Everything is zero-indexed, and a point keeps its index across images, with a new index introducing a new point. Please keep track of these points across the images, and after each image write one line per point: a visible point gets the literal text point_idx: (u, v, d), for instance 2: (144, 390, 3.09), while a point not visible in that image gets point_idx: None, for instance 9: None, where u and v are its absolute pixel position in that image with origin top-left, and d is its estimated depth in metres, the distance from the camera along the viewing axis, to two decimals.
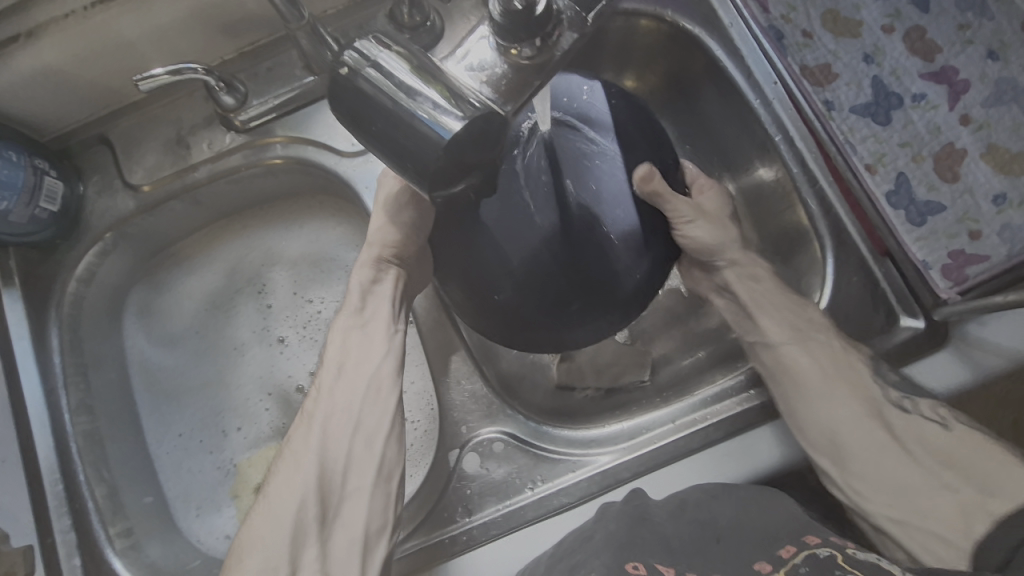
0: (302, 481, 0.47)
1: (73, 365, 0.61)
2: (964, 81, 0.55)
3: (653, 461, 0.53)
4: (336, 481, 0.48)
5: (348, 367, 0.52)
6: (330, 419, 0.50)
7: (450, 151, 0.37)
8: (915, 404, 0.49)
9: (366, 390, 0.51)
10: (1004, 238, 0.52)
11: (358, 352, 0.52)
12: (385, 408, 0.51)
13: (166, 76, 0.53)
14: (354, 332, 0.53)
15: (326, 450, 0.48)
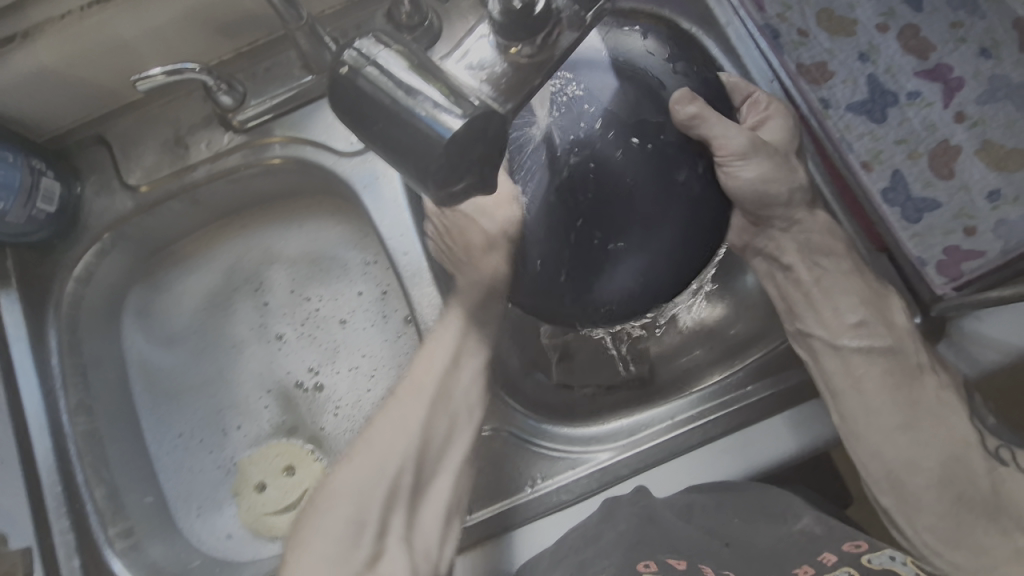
0: (406, 446, 0.48)
1: (72, 366, 0.61)
2: (959, 78, 0.56)
3: (652, 458, 0.53)
4: (434, 455, 0.49)
5: (466, 353, 0.52)
6: (442, 399, 0.50)
7: (450, 149, 0.37)
8: (1013, 455, 0.46)
9: (469, 379, 0.51)
10: (999, 234, 0.52)
11: (474, 340, 0.52)
12: (482, 398, 0.52)
13: (164, 76, 0.53)
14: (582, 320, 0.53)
15: (431, 424, 0.49)
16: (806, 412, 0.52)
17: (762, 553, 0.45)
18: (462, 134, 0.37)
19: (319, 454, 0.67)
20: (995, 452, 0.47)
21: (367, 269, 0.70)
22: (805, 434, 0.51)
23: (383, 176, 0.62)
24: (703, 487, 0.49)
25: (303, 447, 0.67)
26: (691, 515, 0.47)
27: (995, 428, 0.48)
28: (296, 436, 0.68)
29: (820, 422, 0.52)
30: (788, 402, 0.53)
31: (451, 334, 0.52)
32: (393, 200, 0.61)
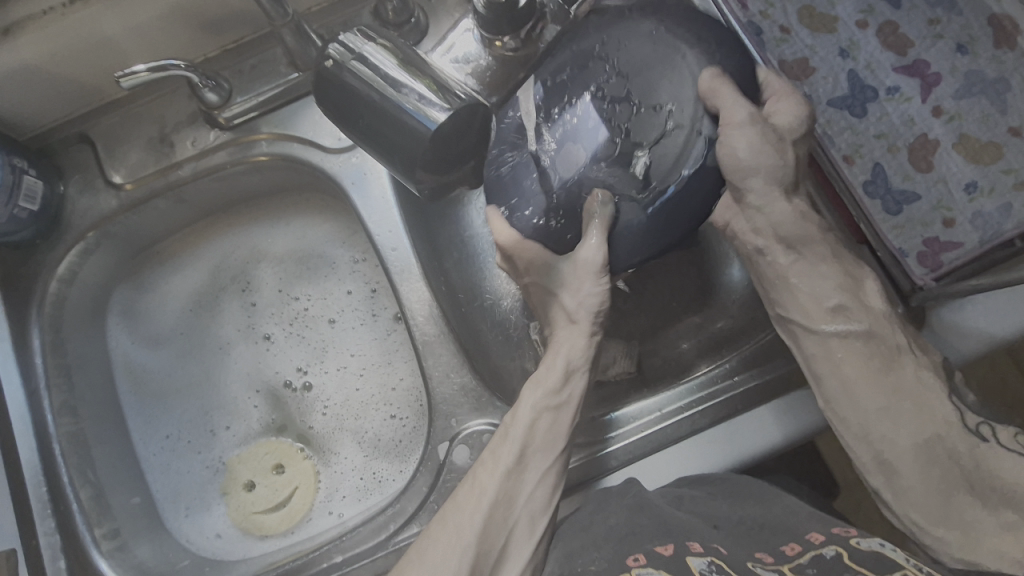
0: (458, 558, 0.43)
1: (55, 367, 0.60)
2: (936, 74, 0.57)
3: (641, 450, 0.54)
4: (485, 574, 0.44)
5: (534, 454, 0.48)
6: (498, 505, 0.46)
7: (435, 142, 0.38)
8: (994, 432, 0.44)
9: (538, 482, 0.47)
10: (976, 225, 0.53)
11: (546, 439, 0.49)
12: (548, 505, 0.48)
13: (148, 73, 0.53)
14: None
15: (486, 535, 0.44)
16: (791, 402, 0.52)
17: (750, 534, 0.43)
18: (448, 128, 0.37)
19: (309, 452, 0.66)
20: (974, 429, 0.44)
21: (355, 267, 0.70)
22: (789, 423, 0.52)
23: (371, 173, 0.62)
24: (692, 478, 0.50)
25: (292, 445, 0.67)
26: (682, 501, 0.47)
27: (976, 404, 0.45)
28: (285, 435, 0.67)
29: (805, 412, 0.52)
30: (772, 393, 0.54)
31: (522, 431, 0.48)
32: (382, 196, 0.61)
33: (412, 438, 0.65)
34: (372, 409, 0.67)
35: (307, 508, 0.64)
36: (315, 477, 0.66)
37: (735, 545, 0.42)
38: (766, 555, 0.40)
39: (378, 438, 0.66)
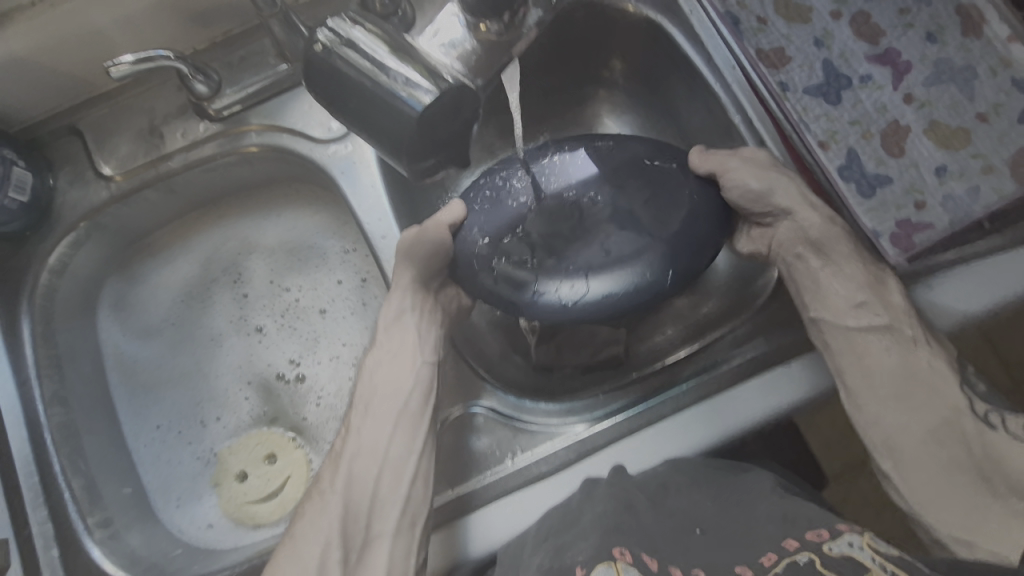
0: (326, 523, 0.49)
1: (46, 358, 0.60)
2: (907, 62, 0.59)
3: (630, 428, 0.55)
4: (361, 524, 0.50)
5: (379, 403, 0.55)
6: (357, 459, 0.53)
7: (420, 123, 0.38)
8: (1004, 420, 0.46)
9: (396, 432, 0.53)
10: (946, 208, 0.55)
11: (390, 388, 0.56)
12: (413, 448, 0.53)
13: (133, 64, 0.53)
14: (385, 364, 0.57)
15: (354, 488, 0.51)
16: (775, 378, 0.54)
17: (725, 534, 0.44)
18: (431, 109, 0.38)
19: (301, 442, 0.67)
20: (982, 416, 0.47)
21: (346, 257, 0.71)
22: (774, 399, 0.53)
23: (360, 162, 0.63)
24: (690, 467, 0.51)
25: (284, 435, 0.67)
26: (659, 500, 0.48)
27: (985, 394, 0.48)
28: (277, 424, 0.68)
29: (788, 389, 0.53)
30: (757, 370, 0.55)
31: (367, 390, 0.56)
32: (371, 184, 0.62)
33: None
34: None
35: (299, 496, 0.64)
36: (308, 467, 0.65)
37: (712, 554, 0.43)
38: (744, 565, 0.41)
39: None
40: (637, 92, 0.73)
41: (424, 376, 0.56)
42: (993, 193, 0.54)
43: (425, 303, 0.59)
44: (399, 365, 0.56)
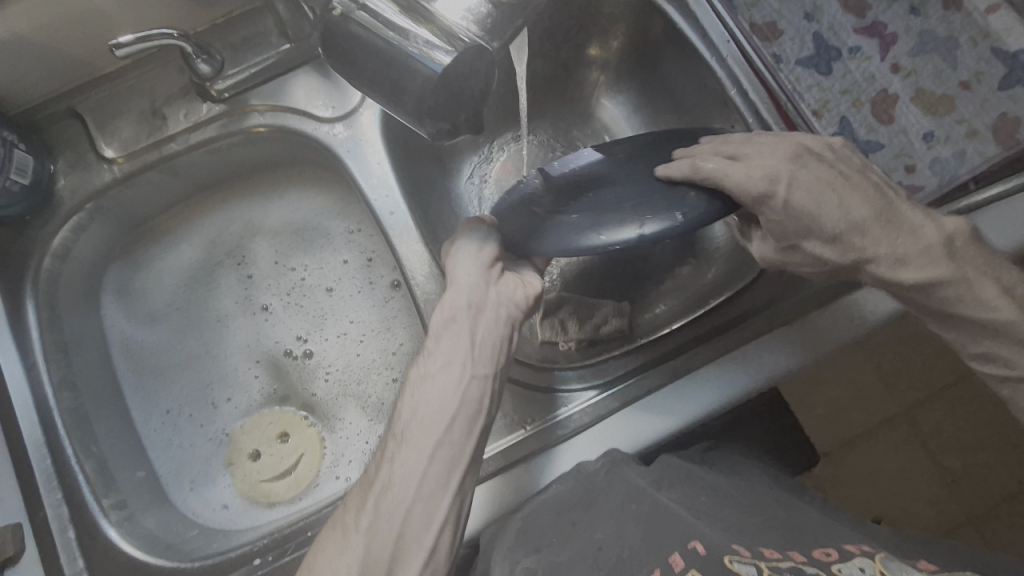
0: (346, 565, 0.44)
1: (53, 342, 0.60)
2: (893, 34, 0.62)
3: (638, 392, 0.58)
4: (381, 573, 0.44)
5: (420, 428, 0.49)
6: (384, 492, 0.47)
7: (438, 87, 0.39)
8: None
9: (434, 458, 0.47)
10: (935, 171, 0.58)
11: (430, 409, 0.49)
12: (450, 482, 0.47)
13: (137, 42, 0.53)
14: (426, 379, 0.50)
15: (375, 529, 0.45)
16: (773, 342, 0.57)
17: (733, 526, 0.43)
18: (450, 73, 0.39)
19: (313, 420, 0.68)
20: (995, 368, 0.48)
21: (351, 237, 0.72)
22: (772, 361, 0.57)
23: (365, 141, 0.64)
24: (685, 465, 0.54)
25: (296, 414, 0.68)
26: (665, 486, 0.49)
27: None
28: (288, 403, 0.68)
29: (784, 352, 0.57)
30: (756, 335, 0.58)
31: (405, 405, 0.50)
32: (378, 161, 0.64)
33: None
34: (375, 373, 0.68)
35: (314, 474, 0.65)
36: (321, 444, 0.67)
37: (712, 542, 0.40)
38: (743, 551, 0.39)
39: (381, 402, 0.67)
40: (632, 71, 0.75)
41: (473, 392, 0.50)
42: (978, 156, 0.57)
43: (482, 307, 0.53)
44: (444, 382, 0.50)
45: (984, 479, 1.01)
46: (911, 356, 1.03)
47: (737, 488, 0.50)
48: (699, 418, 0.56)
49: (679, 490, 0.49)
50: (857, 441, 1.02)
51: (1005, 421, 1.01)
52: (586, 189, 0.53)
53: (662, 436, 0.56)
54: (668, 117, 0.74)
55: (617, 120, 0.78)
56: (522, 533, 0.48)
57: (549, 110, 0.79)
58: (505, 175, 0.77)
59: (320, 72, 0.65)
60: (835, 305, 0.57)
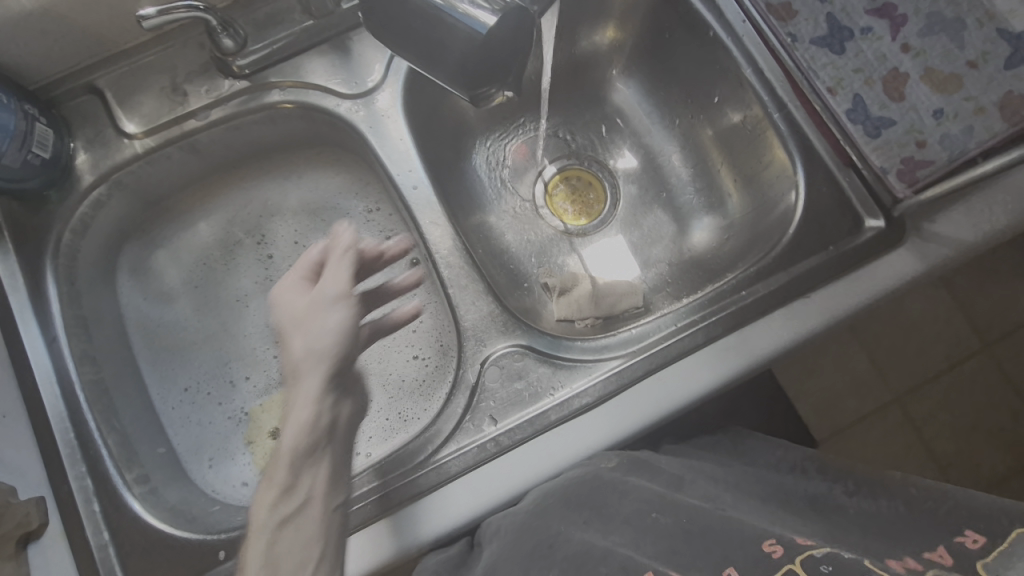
0: None
1: (73, 317, 0.60)
2: (903, 16, 0.61)
3: (662, 359, 0.56)
4: None
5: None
6: None
7: (480, 48, 0.41)
8: None
9: None
10: (944, 146, 0.58)
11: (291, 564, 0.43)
12: None
13: (160, 16, 0.53)
14: (287, 522, 0.45)
15: None
16: (796, 310, 0.57)
17: (761, 521, 0.42)
18: (490, 35, 0.41)
19: None
20: None
21: (369, 217, 0.72)
22: (796, 327, 0.57)
23: (386, 118, 0.65)
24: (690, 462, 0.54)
25: None
26: (682, 486, 0.48)
27: None
28: None
29: (809, 318, 0.57)
30: (780, 302, 0.58)
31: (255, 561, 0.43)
32: (399, 138, 0.64)
33: (435, 376, 0.67)
34: (395, 351, 0.68)
35: None
36: None
37: (731, 551, 0.39)
38: (775, 546, 0.38)
39: (401, 379, 0.67)
40: (644, 55, 0.77)
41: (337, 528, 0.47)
42: (985, 132, 0.57)
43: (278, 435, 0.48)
44: (305, 524, 0.45)
45: (971, 461, 1.03)
46: (898, 345, 1.05)
47: (752, 483, 0.50)
48: (723, 384, 0.55)
49: (701, 485, 0.48)
50: (851, 429, 1.04)
51: (990, 405, 1.04)
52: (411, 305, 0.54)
53: (678, 407, 0.55)
54: (680, 101, 0.77)
55: (632, 106, 0.81)
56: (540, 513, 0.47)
57: (562, 95, 0.81)
58: (518, 158, 0.81)
59: (340, 51, 0.65)
60: (851, 277, 0.58)
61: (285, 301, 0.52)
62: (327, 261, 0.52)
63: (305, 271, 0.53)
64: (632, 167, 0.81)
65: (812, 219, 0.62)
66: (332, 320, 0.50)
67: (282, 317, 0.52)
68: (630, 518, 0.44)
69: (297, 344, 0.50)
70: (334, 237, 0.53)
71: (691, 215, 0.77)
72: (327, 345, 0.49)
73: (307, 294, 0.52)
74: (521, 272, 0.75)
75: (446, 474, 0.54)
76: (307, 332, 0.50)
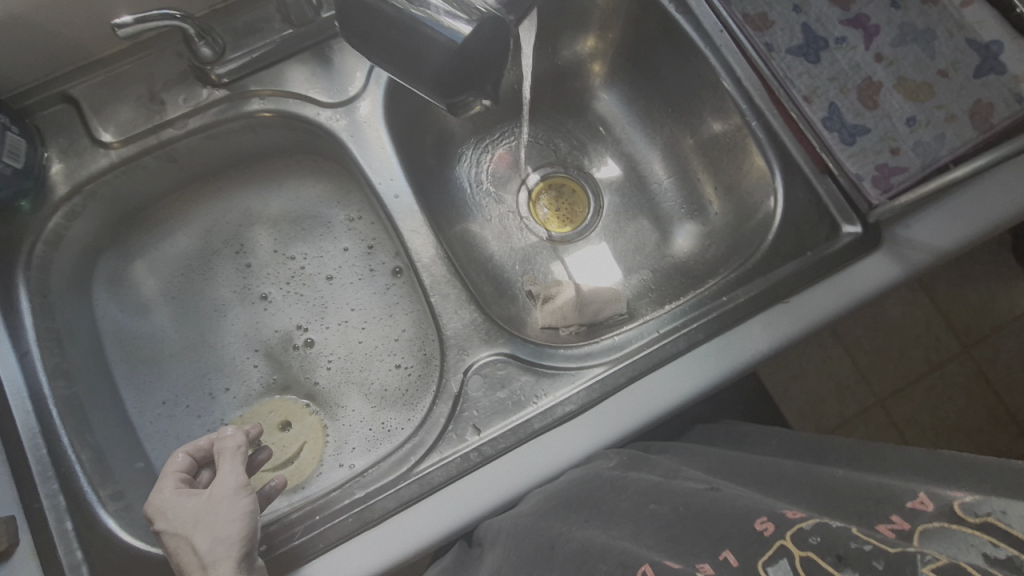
0: None
1: (45, 330, 0.58)
2: (875, 26, 0.63)
3: (644, 366, 0.56)
4: None
5: None
6: None
7: (451, 56, 0.41)
8: None
9: None
10: (918, 153, 0.59)
11: None
12: None
13: (136, 24, 0.52)
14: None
15: None
16: (775, 316, 0.58)
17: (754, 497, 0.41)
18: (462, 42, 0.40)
19: (314, 408, 0.67)
20: None
21: (351, 225, 0.71)
22: (775, 332, 0.57)
23: (368, 126, 0.64)
24: (709, 451, 0.54)
25: (297, 402, 0.67)
26: (679, 474, 0.47)
27: None
28: (290, 392, 0.67)
29: (789, 324, 0.57)
30: (760, 308, 0.58)
31: None
32: (380, 146, 0.64)
33: (419, 385, 0.66)
34: (378, 360, 0.68)
35: (317, 462, 0.64)
36: (323, 431, 0.66)
37: (726, 531, 0.38)
38: (767, 523, 0.37)
39: (384, 388, 0.67)
40: (624, 65, 0.78)
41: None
42: (957, 139, 0.58)
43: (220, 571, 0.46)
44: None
45: None
46: (877, 348, 1.07)
47: (749, 463, 0.49)
48: (705, 390, 0.56)
49: (695, 473, 0.48)
50: (835, 433, 1.04)
51: (971, 408, 1.05)
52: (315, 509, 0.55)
53: (663, 413, 0.55)
54: (661, 110, 0.78)
55: (615, 114, 0.81)
56: (543, 511, 0.47)
57: (547, 104, 0.82)
58: (501, 166, 0.81)
59: (320, 59, 0.65)
60: (830, 280, 0.58)
61: (167, 516, 0.50)
62: (220, 464, 0.53)
63: (177, 479, 0.53)
64: (614, 175, 0.82)
65: (790, 225, 0.62)
66: (239, 508, 0.50)
67: (169, 535, 0.49)
68: (629, 511, 0.44)
69: (199, 544, 0.48)
70: (222, 438, 0.55)
71: (674, 222, 0.78)
72: (237, 532, 0.49)
73: (198, 495, 0.50)
74: (506, 280, 0.76)
75: (429, 485, 0.54)
76: (209, 526, 0.48)
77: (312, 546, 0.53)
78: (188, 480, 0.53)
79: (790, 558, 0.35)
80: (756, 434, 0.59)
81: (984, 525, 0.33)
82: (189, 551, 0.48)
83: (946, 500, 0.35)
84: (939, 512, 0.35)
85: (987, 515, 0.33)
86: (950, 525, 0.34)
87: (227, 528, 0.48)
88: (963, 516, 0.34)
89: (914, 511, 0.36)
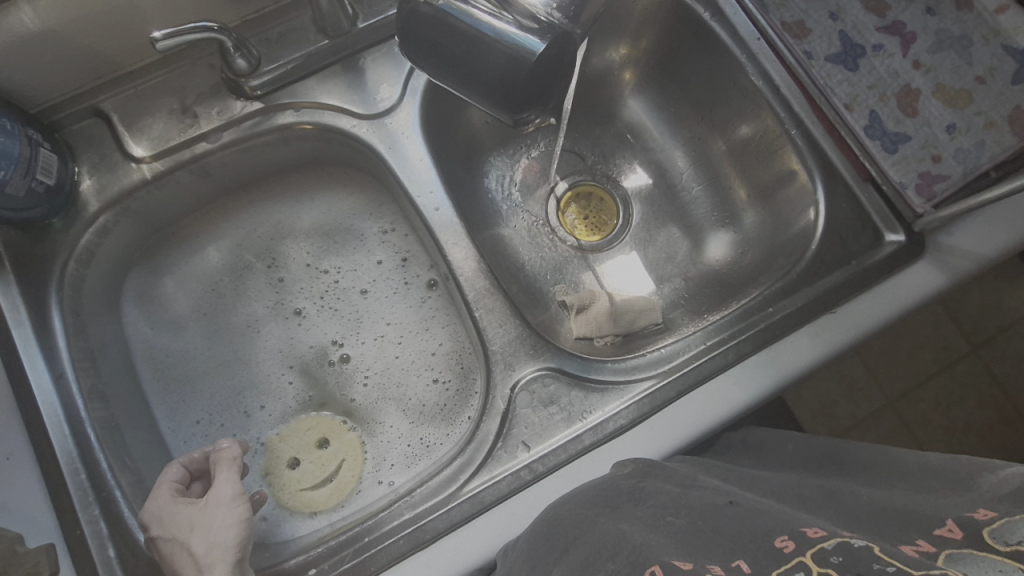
0: None
1: (80, 351, 0.57)
2: (912, 32, 0.63)
3: (693, 379, 0.56)
4: None
5: None
6: None
7: (504, 81, 0.44)
8: None
9: None
10: (959, 160, 0.59)
11: None
12: None
13: (169, 40, 0.50)
14: None
15: None
16: (822, 325, 0.57)
17: (807, 515, 0.37)
18: (513, 68, 0.42)
19: (352, 424, 0.66)
20: None
21: (384, 238, 0.70)
22: (823, 344, 0.56)
23: (402, 137, 0.63)
24: (715, 465, 0.51)
25: (334, 419, 0.66)
26: (697, 482, 0.44)
27: None
28: (326, 409, 0.66)
29: (837, 334, 0.57)
30: (807, 319, 0.58)
31: None
32: (418, 158, 0.63)
33: (457, 400, 0.65)
34: (414, 375, 0.67)
35: (357, 479, 0.63)
36: (361, 448, 0.64)
37: (742, 545, 0.35)
38: (787, 541, 0.34)
39: (422, 404, 0.66)
40: (654, 72, 0.78)
41: None
42: (997, 146, 0.58)
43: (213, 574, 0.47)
44: None
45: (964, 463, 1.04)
46: (889, 350, 1.07)
47: (768, 481, 0.45)
48: (759, 402, 0.55)
49: (711, 481, 0.45)
50: (850, 434, 1.05)
51: (980, 408, 1.06)
52: (362, 534, 0.54)
53: (715, 426, 0.54)
54: (692, 117, 0.77)
55: (643, 121, 0.81)
56: (555, 523, 0.45)
57: (575, 111, 0.81)
58: (529, 176, 0.81)
59: (353, 71, 0.64)
60: (877, 290, 0.58)
61: (164, 524, 0.50)
62: (216, 474, 0.53)
63: (172, 489, 0.52)
64: (644, 184, 0.81)
65: (833, 234, 0.62)
66: (234, 515, 0.50)
67: (165, 541, 0.49)
68: (645, 518, 0.40)
69: (194, 548, 0.48)
70: (218, 450, 0.55)
71: (705, 230, 0.77)
72: (231, 536, 0.49)
73: (194, 503, 0.51)
74: (538, 290, 0.75)
75: (480, 505, 0.53)
76: (204, 531, 0.49)
77: (364, 569, 0.51)
78: (183, 490, 0.53)
79: (807, 571, 0.31)
80: (769, 440, 0.55)
81: (1016, 554, 0.29)
82: (184, 555, 0.48)
83: (975, 525, 0.31)
84: (968, 541, 0.31)
85: (1020, 543, 0.29)
86: (974, 553, 0.30)
87: (219, 531, 0.49)
88: (992, 544, 0.30)
89: (942, 538, 0.32)
